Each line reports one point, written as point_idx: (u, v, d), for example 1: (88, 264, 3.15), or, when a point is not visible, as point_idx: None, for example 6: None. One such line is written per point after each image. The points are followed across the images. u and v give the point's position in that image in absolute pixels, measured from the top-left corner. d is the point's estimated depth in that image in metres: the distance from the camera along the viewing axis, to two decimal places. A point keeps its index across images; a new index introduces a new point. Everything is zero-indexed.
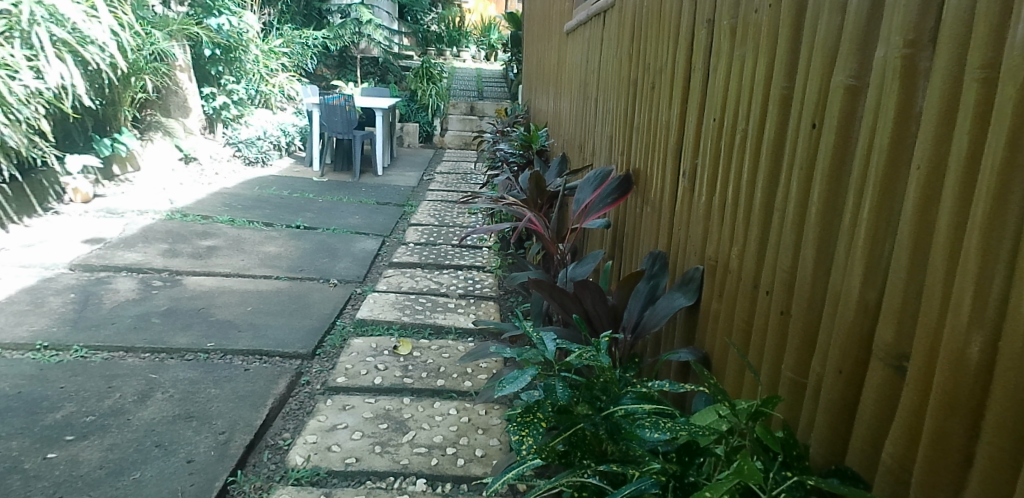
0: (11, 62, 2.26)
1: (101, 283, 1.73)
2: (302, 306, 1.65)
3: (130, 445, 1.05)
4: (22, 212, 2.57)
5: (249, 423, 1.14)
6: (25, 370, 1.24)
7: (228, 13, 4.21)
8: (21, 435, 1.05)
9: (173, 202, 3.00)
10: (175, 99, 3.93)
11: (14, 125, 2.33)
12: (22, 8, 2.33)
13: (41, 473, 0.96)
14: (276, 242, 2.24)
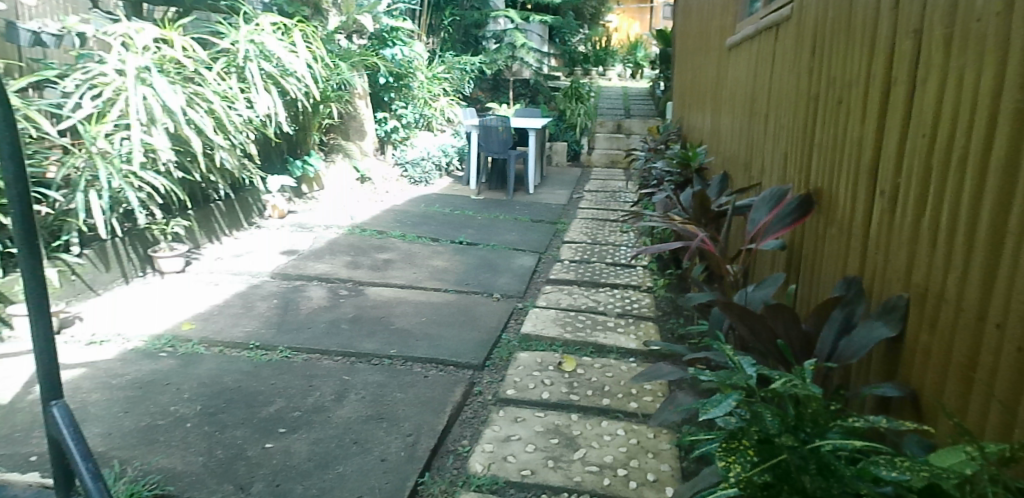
0: (231, 94, 2.66)
1: (297, 291, 1.92)
2: (471, 318, 1.73)
3: (332, 441, 1.14)
4: (232, 226, 3.05)
5: (432, 428, 1.20)
6: (244, 366, 1.41)
7: (400, 44, 4.65)
8: (244, 424, 1.18)
9: (353, 218, 3.32)
10: (354, 125, 4.29)
11: (232, 148, 2.75)
12: (238, 47, 2.79)
13: (261, 461, 1.07)
14: (443, 256, 2.37)
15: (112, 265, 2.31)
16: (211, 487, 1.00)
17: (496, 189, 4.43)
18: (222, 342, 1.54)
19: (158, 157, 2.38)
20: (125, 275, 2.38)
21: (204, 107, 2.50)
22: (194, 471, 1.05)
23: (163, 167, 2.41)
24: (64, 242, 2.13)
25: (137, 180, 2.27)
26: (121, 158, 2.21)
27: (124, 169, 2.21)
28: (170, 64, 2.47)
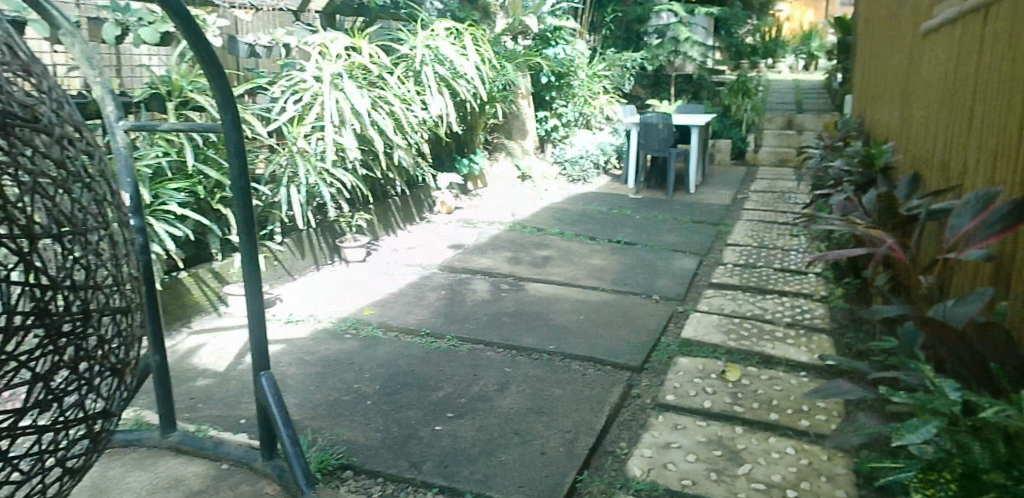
0: (409, 97, 3.54)
1: (461, 284, 2.57)
2: (627, 321, 2.02)
3: (497, 430, 1.34)
4: (407, 219, 4.14)
5: (590, 428, 1.34)
6: (424, 353, 1.78)
7: (563, 43, 5.64)
8: (422, 406, 1.46)
9: (515, 216, 4.33)
10: (516, 124, 5.37)
11: (410, 144, 3.63)
12: (415, 54, 3.74)
13: (433, 442, 1.29)
14: (600, 256, 2.97)
15: (306, 255, 3.27)
16: (390, 462, 1.23)
17: (655, 189, 4.74)
18: (397, 329, 2.02)
19: (345, 155, 3.24)
20: (316, 262, 3.34)
21: (384, 108, 3.36)
22: (375, 444, 1.30)
23: (348, 165, 3.26)
24: (269, 232, 3.07)
25: (329, 175, 3.12)
26: (315, 157, 3.02)
27: (318, 166, 3.05)
28: (355, 68, 3.34)
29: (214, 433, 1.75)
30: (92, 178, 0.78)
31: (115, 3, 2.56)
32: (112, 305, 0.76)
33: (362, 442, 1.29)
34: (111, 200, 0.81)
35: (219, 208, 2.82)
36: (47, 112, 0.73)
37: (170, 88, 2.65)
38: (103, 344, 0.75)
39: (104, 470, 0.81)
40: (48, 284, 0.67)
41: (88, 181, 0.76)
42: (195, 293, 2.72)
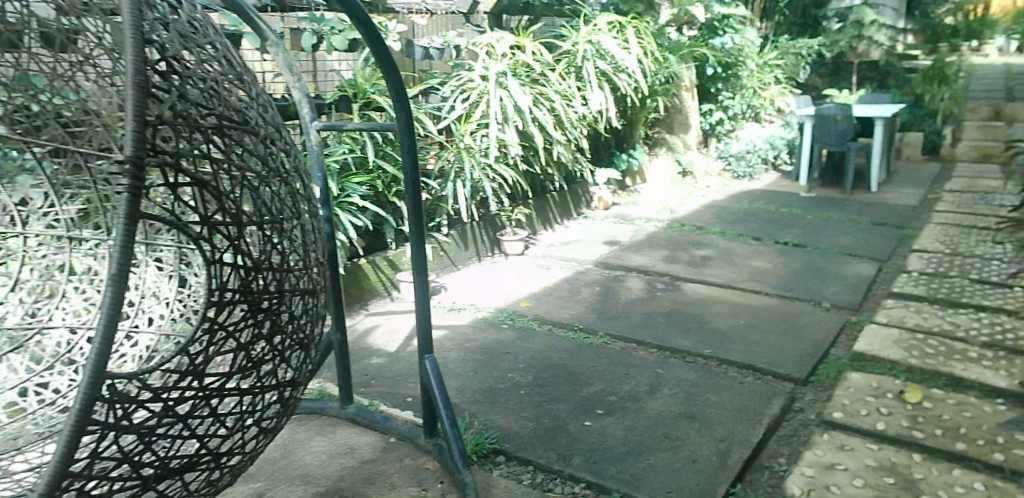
0: (570, 94, 3.87)
1: (615, 281, 3.29)
2: (791, 329, 2.50)
3: (646, 433, 1.83)
4: (564, 215, 4.45)
5: (744, 439, 1.75)
6: (641, 340, 2.54)
7: (730, 32, 5.60)
8: (637, 384, 2.17)
9: (672, 212, 4.51)
10: (678, 119, 5.37)
11: (568, 140, 3.94)
12: (578, 48, 4.04)
13: (608, 433, 1.85)
14: (761, 257, 3.46)
15: (469, 247, 3.65)
16: (538, 456, 1.76)
17: (832, 185, 5.03)
18: (549, 323, 2.82)
19: (507, 152, 3.59)
20: (478, 255, 3.72)
21: (545, 105, 3.68)
22: (526, 433, 1.91)
23: (511, 160, 3.62)
24: (438, 224, 3.43)
25: (491, 171, 3.48)
26: (480, 153, 3.42)
27: (482, 162, 3.43)
28: (521, 67, 3.70)
29: (382, 407, 2.39)
30: (287, 180, 1.48)
31: (313, 15, 2.89)
32: (292, 267, 1.43)
33: (527, 429, 1.93)
34: (294, 193, 1.51)
35: (393, 201, 3.17)
36: (256, 116, 1.42)
37: (355, 91, 2.97)
38: (286, 298, 1.39)
39: (292, 368, 1.47)
40: (253, 266, 1.28)
41: (278, 180, 1.44)
42: (372, 279, 3.15)
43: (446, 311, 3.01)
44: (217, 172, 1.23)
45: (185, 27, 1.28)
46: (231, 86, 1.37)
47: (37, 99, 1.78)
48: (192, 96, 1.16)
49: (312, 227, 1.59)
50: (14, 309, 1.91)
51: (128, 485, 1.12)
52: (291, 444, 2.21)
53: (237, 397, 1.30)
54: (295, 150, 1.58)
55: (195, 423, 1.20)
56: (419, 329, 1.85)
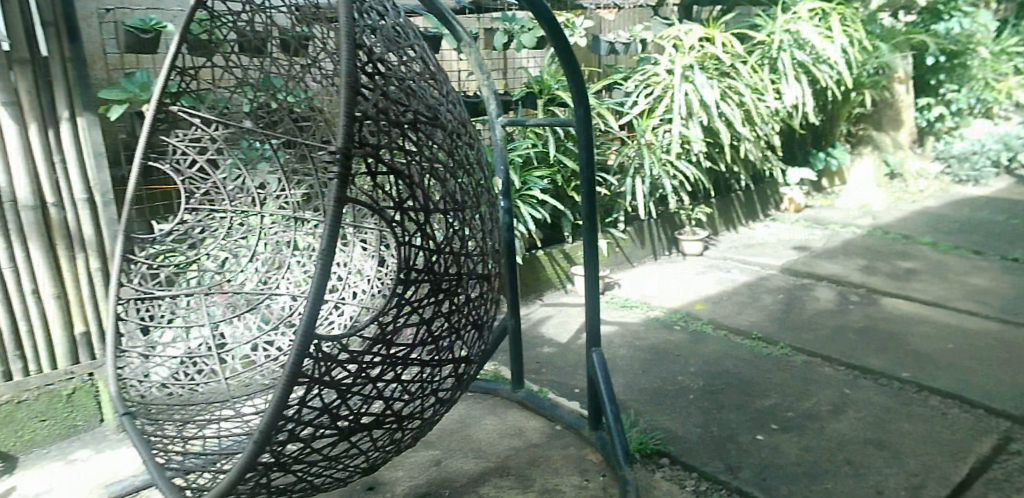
0: (762, 88, 3.65)
1: (803, 289, 3.12)
2: (1016, 361, 2.24)
3: (826, 454, 1.77)
4: (749, 216, 4.25)
5: (942, 477, 1.62)
6: (826, 355, 2.41)
7: (959, 17, 5.09)
8: (819, 402, 2.08)
9: (874, 218, 4.12)
10: (888, 113, 4.85)
11: (756, 138, 3.78)
12: (773, 38, 3.81)
13: (782, 448, 1.82)
14: (982, 274, 3.08)
15: (646, 244, 3.67)
16: (708, 460, 1.79)
17: None
18: (724, 328, 2.77)
19: (690, 148, 3.52)
20: (654, 254, 3.73)
21: (734, 100, 3.52)
22: (695, 435, 1.94)
23: (693, 157, 3.54)
24: (614, 220, 3.52)
25: (672, 167, 3.45)
26: (661, 149, 3.39)
27: (663, 158, 3.41)
28: (709, 60, 3.56)
29: (551, 394, 2.51)
30: (467, 173, 1.72)
31: (506, 15, 3.04)
32: (469, 253, 1.66)
33: (692, 434, 1.95)
34: (473, 184, 1.74)
35: (572, 195, 3.29)
36: (444, 114, 1.67)
37: (540, 87, 3.16)
38: (462, 282, 1.63)
39: (464, 345, 1.70)
40: (435, 251, 1.52)
41: (460, 173, 1.69)
42: (548, 270, 3.31)
43: (616, 307, 3.10)
44: (409, 163, 1.49)
45: (392, 35, 1.59)
46: (426, 86, 1.65)
47: (275, 98, 2.13)
48: (392, 97, 1.44)
49: (487, 217, 1.82)
50: (251, 275, 2.26)
51: (330, 430, 1.43)
52: (469, 417, 2.42)
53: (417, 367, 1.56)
54: (478, 145, 1.82)
55: (383, 384, 1.47)
56: (586, 322, 1.98)
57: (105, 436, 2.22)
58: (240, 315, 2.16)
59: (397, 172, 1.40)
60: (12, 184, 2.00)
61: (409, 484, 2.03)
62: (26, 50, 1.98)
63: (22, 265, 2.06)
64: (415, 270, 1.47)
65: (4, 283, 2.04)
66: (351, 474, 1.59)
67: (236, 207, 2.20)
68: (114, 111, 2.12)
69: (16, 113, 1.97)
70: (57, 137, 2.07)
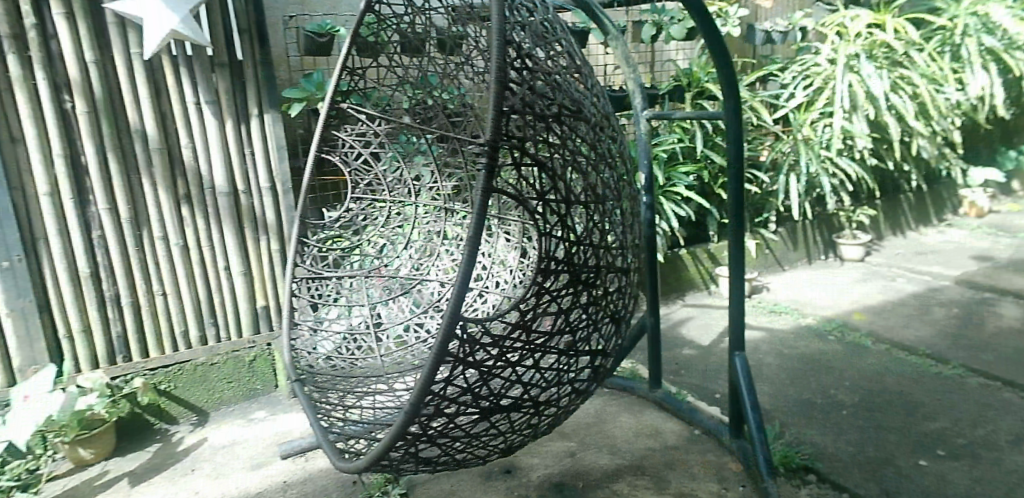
0: (941, 78, 3.27)
1: (984, 304, 2.75)
2: None
3: (1006, 491, 1.57)
4: (920, 222, 3.85)
5: None
6: (1014, 381, 2.12)
7: None
8: (1001, 432, 1.84)
9: None
10: None
11: (934, 133, 3.40)
12: (958, 22, 3.40)
13: (950, 479, 1.64)
14: None
15: (799, 247, 3.45)
16: (861, 483, 1.65)
17: None
18: (886, 341, 2.52)
19: (853, 144, 3.24)
20: (808, 257, 3.50)
21: (907, 92, 3.18)
22: (847, 454, 1.80)
23: (856, 154, 3.26)
24: (765, 220, 3.33)
25: (832, 165, 3.19)
26: (820, 144, 3.16)
27: (821, 155, 3.16)
28: (879, 48, 3.23)
29: (690, 397, 2.43)
30: (610, 165, 1.71)
31: (655, 7, 2.98)
32: (609, 246, 1.65)
33: (845, 452, 1.81)
34: (616, 178, 1.73)
35: (719, 193, 3.20)
36: (588, 106, 1.68)
37: (689, 81, 3.12)
38: (600, 275, 1.63)
39: (601, 337, 1.71)
40: (575, 243, 1.55)
41: (602, 166, 1.68)
42: (691, 271, 3.26)
43: (764, 312, 2.93)
44: (553, 155, 1.54)
45: (540, 29, 1.62)
46: (572, 79, 1.67)
47: (431, 95, 2.26)
48: (538, 91, 1.50)
49: (629, 212, 1.80)
50: (405, 262, 2.40)
51: (472, 408, 1.51)
52: (605, 412, 2.41)
53: (554, 355, 1.60)
54: (621, 138, 1.80)
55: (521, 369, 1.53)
56: (729, 325, 1.91)
57: (279, 401, 2.49)
58: (394, 298, 2.31)
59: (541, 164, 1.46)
60: (211, 172, 2.30)
61: (544, 472, 2.06)
62: (226, 55, 2.26)
63: (218, 244, 2.36)
64: (554, 260, 1.52)
65: (207, 256, 2.36)
66: (490, 454, 1.66)
67: (395, 197, 2.35)
68: (295, 108, 2.37)
69: (216, 110, 2.27)
70: (248, 132, 2.35)
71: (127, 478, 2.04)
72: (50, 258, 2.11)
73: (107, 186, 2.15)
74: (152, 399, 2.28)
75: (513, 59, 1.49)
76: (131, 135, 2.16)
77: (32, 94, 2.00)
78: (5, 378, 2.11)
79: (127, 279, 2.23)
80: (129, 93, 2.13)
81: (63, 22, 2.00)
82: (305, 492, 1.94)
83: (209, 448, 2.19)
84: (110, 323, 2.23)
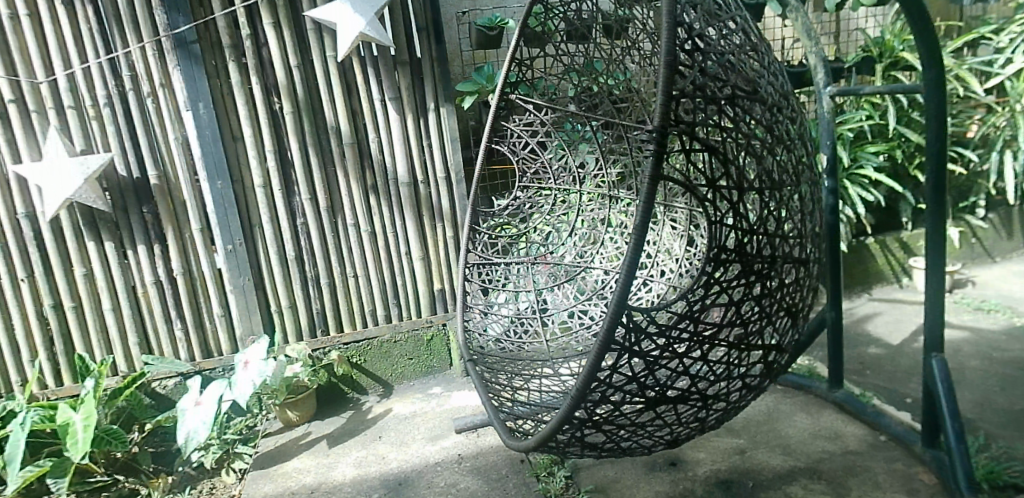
0: None
1: None
2: None
3: None
4: None
5: None
6: None
7: None
8: None
9: None
10: None
11: None
12: None
13: None
14: None
15: (1014, 235, 3.05)
16: None
17: None
18: None
19: None
20: None
21: None
22: None
23: None
24: (971, 205, 2.99)
25: None
26: None
27: None
28: None
29: (876, 400, 2.22)
30: (790, 147, 1.44)
31: None
32: (784, 235, 1.39)
33: None
34: (795, 162, 1.45)
35: (914, 174, 2.94)
36: (766, 86, 1.42)
37: (881, 50, 2.89)
38: (777, 264, 1.38)
39: (775, 333, 1.44)
40: (749, 229, 1.32)
41: (781, 148, 1.42)
42: (879, 261, 3.06)
43: (969, 309, 2.58)
44: (727, 141, 1.32)
45: (714, 7, 1.40)
46: (748, 58, 1.41)
47: (597, 81, 2.24)
48: (711, 74, 1.30)
49: (810, 199, 1.52)
50: (570, 249, 2.42)
51: (637, 398, 1.33)
52: (777, 410, 2.27)
53: (725, 349, 1.37)
54: (800, 119, 1.50)
55: (690, 360, 1.32)
56: (929, 322, 1.69)
57: (452, 378, 2.68)
58: (559, 285, 2.35)
59: (713, 148, 1.27)
60: (393, 164, 2.51)
61: (711, 468, 1.99)
62: (406, 53, 2.43)
63: (399, 231, 2.57)
64: (726, 248, 1.30)
65: (390, 242, 2.57)
66: (655, 445, 1.43)
67: (560, 186, 2.36)
68: (468, 101, 2.51)
69: (398, 106, 2.47)
70: (426, 125, 2.51)
71: (326, 439, 2.34)
72: (264, 242, 2.44)
73: (308, 178, 2.43)
74: (346, 370, 2.56)
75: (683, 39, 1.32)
76: (327, 131, 2.43)
77: (249, 98, 2.33)
78: (231, 344, 2.48)
79: (324, 261, 2.51)
80: (325, 91, 2.39)
81: (271, 32, 2.30)
82: (478, 465, 2.08)
83: (394, 417, 2.44)
84: (310, 300, 2.53)
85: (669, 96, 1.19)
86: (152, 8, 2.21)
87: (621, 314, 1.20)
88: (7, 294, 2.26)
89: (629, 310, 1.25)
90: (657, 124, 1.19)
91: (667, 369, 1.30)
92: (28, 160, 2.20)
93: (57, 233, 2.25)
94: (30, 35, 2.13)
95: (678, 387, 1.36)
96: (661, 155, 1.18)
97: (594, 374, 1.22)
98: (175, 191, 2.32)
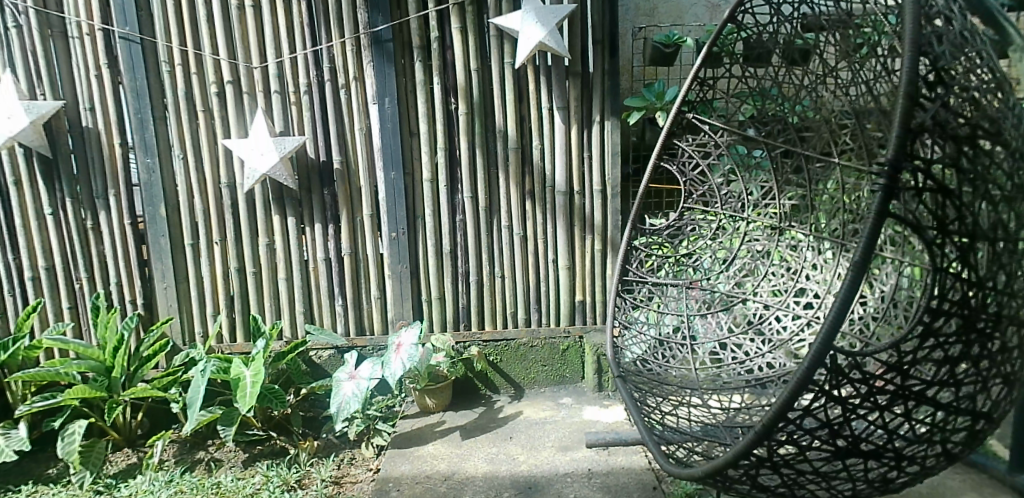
0: None
1: None
2: None
3: None
4: None
5: None
6: None
7: None
8: None
9: None
10: None
11: None
12: None
13: None
14: None
15: None
16: None
17: None
18: None
19: None
20: None
21: None
22: None
23: None
24: None
25: None
26: None
27: None
28: None
29: None
30: None
31: None
32: (1012, 292, 1.23)
33: None
34: None
35: None
36: (1012, 126, 1.26)
37: None
38: (1003, 325, 1.22)
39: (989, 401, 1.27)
40: (975, 284, 1.19)
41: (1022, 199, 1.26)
42: None
43: None
44: (962, 184, 1.21)
45: (960, 38, 1.28)
46: (991, 99, 1.27)
47: (779, 108, 2.15)
48: (949, 110, 1.21)
49: None
50: (728, 279, 2.31)
51: (825, 444, 1.24)
52: (945, 486, 2.03)
53: (930, 409, 1.23)
54: None
55: (891, 414, 1.21)
56: None
57: (583, 392, 2.65)
58: (713, 313, 2.26)
59: (948, 189, 1.16)
60: (554, 172, 2.55)
61: None
62: (580, 66, 2.47)
63: (551, 239, 2.60)
64: (947, 299, 1.18)
65: (540, 248, 2.61)
66: None
67: (727, 211, 2.27)
68: (634, 116, 2.50)
69: (566, 115, 2.50)
70: (589, 136, 2.53)
71: (459, 432, 2.40)
72: (425, 233, 2.56)
73: (472, 177, 2.53)
74: (483, 367, 2.64)
75: (924, 68, 1.23)
76: (496, 134, 2.51)
77: (429, 96, 2.47)
78: (383, 325, 2.63)
79: (475, 258, 2.59)
80: (499, 96, 2.48)
81: (458, 36, 2.42)
82: (607, 483, 2.03)
83: (525, 421, 2.46)
84: (458, 294, 2.63)
85: (907, 130, 1.11)
86: (356, 8, 2.39)
87: (826, 356, 1.12)
88: (202, 253, 2.52)
89: (833, 352, 1.17)
90: (890, 158, 1.11)
91: (864, 419, 1.21)
92: (236, 136, 2.45)
93: (249, 204, 2.49)
94: (252, 25, 2.37)
95: (871, 440, 1.26)
96: (892, 192, 1.09)
97: (788, 412, 1.15)
98: (354, 178, 2.50)
